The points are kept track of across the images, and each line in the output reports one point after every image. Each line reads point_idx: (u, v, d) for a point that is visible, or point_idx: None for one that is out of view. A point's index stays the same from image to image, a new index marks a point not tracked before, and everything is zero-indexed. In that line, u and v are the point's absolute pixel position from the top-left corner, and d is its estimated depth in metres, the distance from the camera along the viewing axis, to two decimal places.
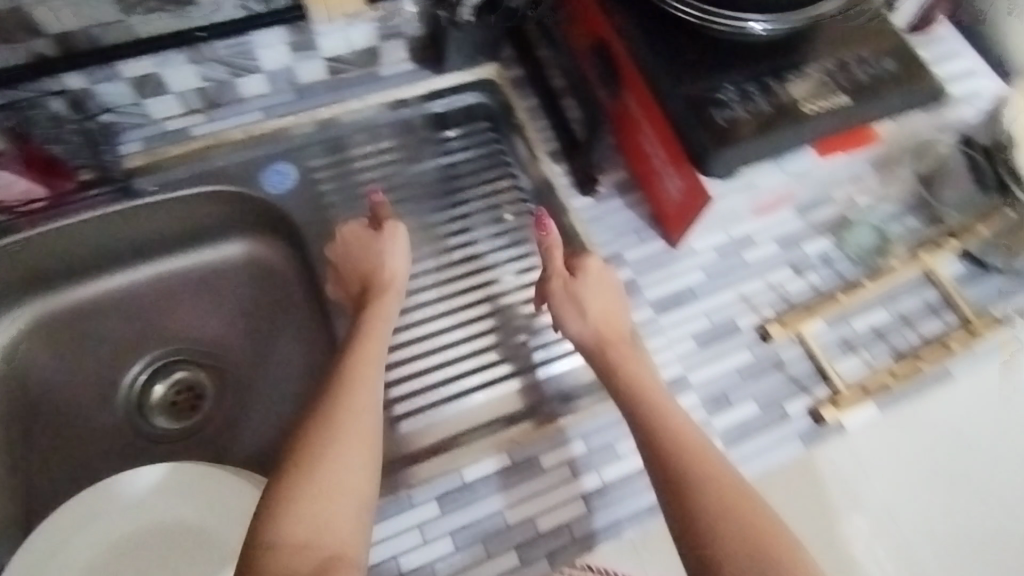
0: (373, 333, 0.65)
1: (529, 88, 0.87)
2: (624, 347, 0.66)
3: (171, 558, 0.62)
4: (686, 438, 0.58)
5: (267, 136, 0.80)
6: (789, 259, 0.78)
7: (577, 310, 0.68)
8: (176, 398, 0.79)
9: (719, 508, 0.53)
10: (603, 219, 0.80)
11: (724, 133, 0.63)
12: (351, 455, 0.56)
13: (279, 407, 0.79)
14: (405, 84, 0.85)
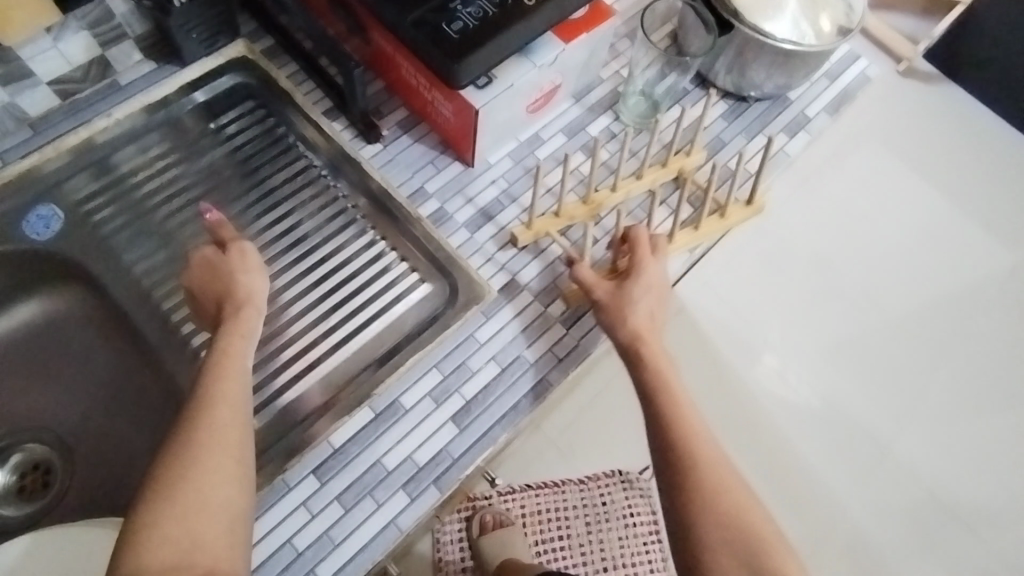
0: (235, 347, 0.62)
1: (285, 55, 0.85)
2: (656, 329, 0.71)
3: None
4: (674, 408, 0.66)
5: (17, 180, 0.74)
6: (577, 145, 0.84)
7: (621, 309, 0.70)
8: (23, 480, 0.75)
9: (706, 474, 0.63)
10: (396, 160, 0.80)
11: (460, 45, 0.65)
12: (225, 475, 0.54)
13: (135, 450, 0.75)
14: (152, 85, 0.80)
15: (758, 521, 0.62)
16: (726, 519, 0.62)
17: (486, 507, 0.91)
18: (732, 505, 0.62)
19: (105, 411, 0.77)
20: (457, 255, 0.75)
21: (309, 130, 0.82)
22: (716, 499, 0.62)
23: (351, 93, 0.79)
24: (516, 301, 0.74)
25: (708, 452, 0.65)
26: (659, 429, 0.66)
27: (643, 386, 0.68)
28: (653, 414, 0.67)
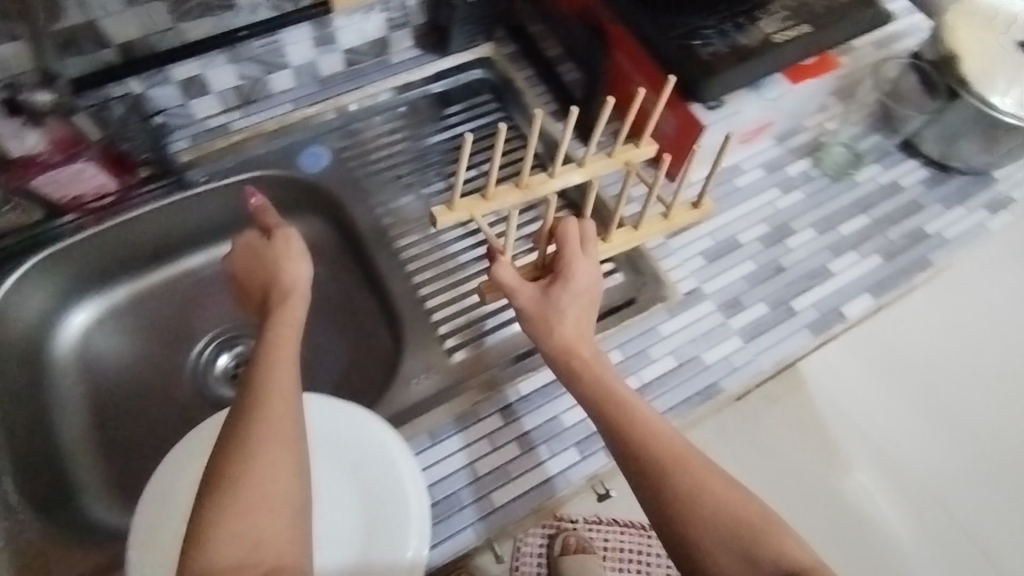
0: (284, 340, 0.65)
1: (524, 60, 0.96)
2: (588, 337, 0.66)
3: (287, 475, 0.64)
4: (626, 422, 0.61)
5: (299, 123, 0.88)
6: (776, 180, 0.88)
7: (551, 320, 0.66)
8: (236, 370, 0.85)
9: (676, 473, 0.59)
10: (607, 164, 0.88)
11: (709, 65, 0.74)
12: (279, 469, 0.55)
13: (331, 367, 0.85)
14: (414, 67, 0.94)
15: (740, 506, 0.58)
16: (710, 510, 0.57)
17: (570, 530, 0.89)
18: (713, 494, 0.58)
19: (311, 331, 0.87)
20: (650, 255, 0.82)
21: (535, 126, 0.92)
22: (693, 494, 0.58)
23: (586, 101, 0.89)
24: (700, 306, 0.79)
25: (671, 446, 0.60)
26: (618, 443, 0.61)
27: (598, 409, 0.62)
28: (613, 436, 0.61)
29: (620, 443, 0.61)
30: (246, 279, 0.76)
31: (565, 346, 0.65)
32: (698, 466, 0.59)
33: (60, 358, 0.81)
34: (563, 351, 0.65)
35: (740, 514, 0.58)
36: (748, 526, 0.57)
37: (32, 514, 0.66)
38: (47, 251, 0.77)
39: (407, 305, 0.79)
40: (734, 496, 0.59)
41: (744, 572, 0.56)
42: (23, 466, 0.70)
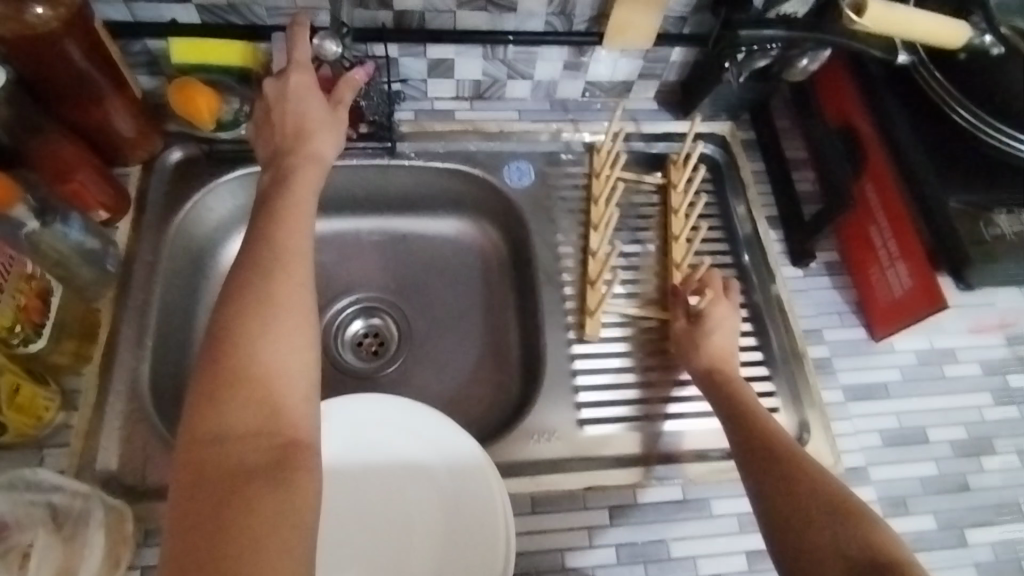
0: (293, 205, 0.54)
1: (758, 153, 0.87)
2: (733, 361, 0.68)
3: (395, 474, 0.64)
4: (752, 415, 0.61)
5: (518, 134, 0.84)
6: (991, 385, 0.76)
7: (694, 343, 0.70)
8: (362, 339, 0.83)
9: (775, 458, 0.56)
10: (810, 294, 0.80)
11: (988, 247, 0.67)
12: (293, 343, 0.47)
13: (449, 379, 0.80)
14: (646, 120, 0.87)
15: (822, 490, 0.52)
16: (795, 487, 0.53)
17: None
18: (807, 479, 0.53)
19: (443, 332, 0.83)
20: (825, 411, 0.73)
21: (743, 220, 0.83)
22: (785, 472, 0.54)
23: (812, 223, 0.78)
24: (859, 489, 0.70)
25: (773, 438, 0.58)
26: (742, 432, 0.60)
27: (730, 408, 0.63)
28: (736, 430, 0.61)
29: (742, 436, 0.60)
30: (276, 113, 0.61)
31: (712, 364, 0.68)
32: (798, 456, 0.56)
33: (223, 264, 0.82)
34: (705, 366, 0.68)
35: (832, 493, 0.51)
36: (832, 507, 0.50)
37: (152, 408, 0.68)
38: (250, 168, 0.79)
39: (555, 356, 0.74)
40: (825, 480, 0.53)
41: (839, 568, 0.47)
42: (159, 357, 0.71)
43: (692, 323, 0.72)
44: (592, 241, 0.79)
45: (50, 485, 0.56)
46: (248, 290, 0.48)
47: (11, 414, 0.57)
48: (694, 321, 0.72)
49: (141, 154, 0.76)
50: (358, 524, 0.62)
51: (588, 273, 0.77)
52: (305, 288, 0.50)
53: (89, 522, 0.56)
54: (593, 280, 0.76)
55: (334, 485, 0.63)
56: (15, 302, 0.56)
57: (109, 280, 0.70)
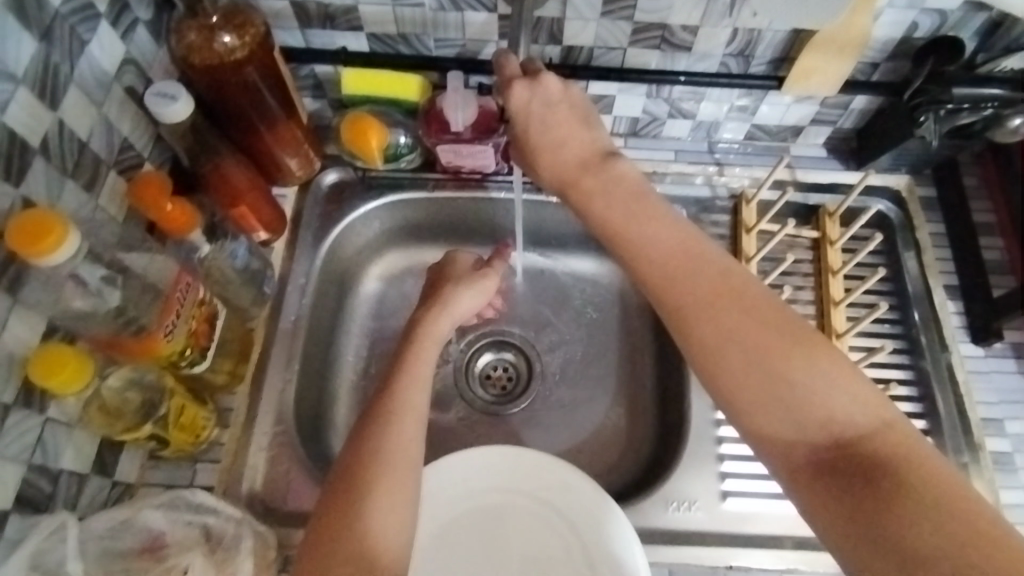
0: (421, 362, 0.61)
1: (940, 212, 0.79)
2: (698, 246, 0.55)
3: (546, 534, 0.62)
4: (748, 317, 0.51)
5: (674, 178, 0.80)
6: None
7: (658, 233, 0.56)
8: (492, 372, 0.82)
9: (777, 365, 0.49)
10: (991, 378, 0.72)
11: None
12: (394, 479, 0.52)
13: (579, 427, 0.78)
14: (812, 167, 0.80)
15: (841, 412, 0.48)
16: (806, 415, 0.48)
17: None
18: (823, 394, 0.48)
19: (579, 372, 0.81)
20: (1002, 511, 0.66)
21: (913, 272, 0.76)
22: (794, 399, 0.48)
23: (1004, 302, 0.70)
24: None
25: (766, 339, 0.50)
26: (747, 346, 0.50)
27: (714, 308, 0.52)
28: (737, 337, 0.50)
29: (750, 345, 0.50)
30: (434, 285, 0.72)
31: (682, 266, 0.54)
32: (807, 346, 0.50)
33: (366, 286, 0.82)
34: (675, 265, 0.54)
35: (865, 404, 0.48)
36: (863, 452, 0.46)
37: (296, 433, 0.69)
38: (403, 194, 0.79)
39: (698, 421, 0.70)
40: (842, 407, 0.48)
41: (863, 505, 0.44)
42: (304, 380, 0.73)
43: (649, 197, 0.58)
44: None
45: (207, 507, 0.58)
46: (372, 432, 0.54)
47: (174, 432, 0.60)
48: (642, 195, 0.58)
49: (300, 175, 0.77)
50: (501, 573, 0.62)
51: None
52: (414, 439, 0.55)
53: (239, 549, 0.57)
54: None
55: (478, 526, 0.63)
56: (187, 328, 0.58)
57: (264, 301, 0.72)
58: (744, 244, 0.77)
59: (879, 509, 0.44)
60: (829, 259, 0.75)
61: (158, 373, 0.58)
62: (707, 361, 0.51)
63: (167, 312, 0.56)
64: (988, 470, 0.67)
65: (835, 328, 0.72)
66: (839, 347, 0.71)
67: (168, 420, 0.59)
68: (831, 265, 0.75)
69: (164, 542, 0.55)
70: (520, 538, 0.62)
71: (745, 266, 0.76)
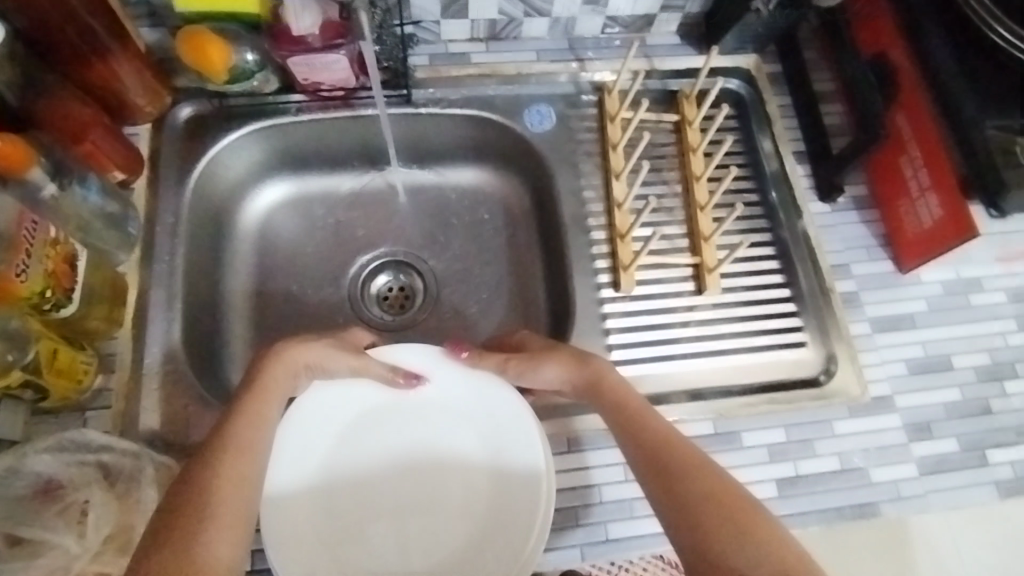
0: (255, 413, 0.56)
1: (786, 86, 0.85)
2: (672, 434, 0.58)
3: (437, 443, 0.65)
4: (714, 487, 0.53)
5: (539, 77, 0.82)
6: (1017, 313, 0.77)
7: (631, 406, 0.61)
8: (388, 293, 0.84)
9: (743, 528, 0.51)
10: (838, 229, 0.79)
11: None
12: (216, 532, 0.49)
13: (478, 330, 0.81)
14: (668, 54, 0.83)
15: (810, 575, 0.49)
16: (774, 565, 0.49)
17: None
18: (773, 568, 0.49)
19: (471, 279, 0.84)
20: (851, 343, 0.74)
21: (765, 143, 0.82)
22: (758, 563, 0.49)
23: (841, 156, 0.77)
24: (884, 417, 0.72)
25: (723, 511, 0.52)
26: (706, 508, 0.52)
27: (683, 470, 0.55)
28: (700, 499, 0.53)
29: (709, 503, 0.53)
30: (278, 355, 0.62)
31: (656, 454, 0.57)
32: (781, 533, 0.51)
33: (246, 222, 0.82)
34: (647, 451, 0.57)
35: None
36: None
37: (187, 370, 0.68)
38: (269, 121, 0.77)
39: (583, 303, 0.75)
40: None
41: None
42: (190, 320, 0.72)
43: (629, 386, 0.63)
44: (615, 191, 0.77)
45: (101, 445, 0.58)
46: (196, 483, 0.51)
47: (53, 377, 0.59)
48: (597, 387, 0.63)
49: (150, 112, 0.73)
50: (393, 477, 0.64)
51: (616, 226, 0.76)
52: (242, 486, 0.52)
53: (140, 479, 0.58)
54: (624, 234, 0.75)
55: (373, 434, 0.65)
56: (43, 268, 0.56)
57: (132, 243, 0.70)
58: (610, 133, 0.80)
59: None
60: (689, 138, 0.80)
61: (22, 319, 0.55)
62: (684, 517, 0.53)
63: (16, 251, 0.54)
64: (838, 310, 0.75)
65: (699, 202, 0.77)
66: (703, 218, 0.77)
67: (42, 364, 0.57)
68: (692, 144, 0.80)
69: (58, 483, 0.56)
70: (412, 446, 0.65)
71: (615, 153, 0.79)
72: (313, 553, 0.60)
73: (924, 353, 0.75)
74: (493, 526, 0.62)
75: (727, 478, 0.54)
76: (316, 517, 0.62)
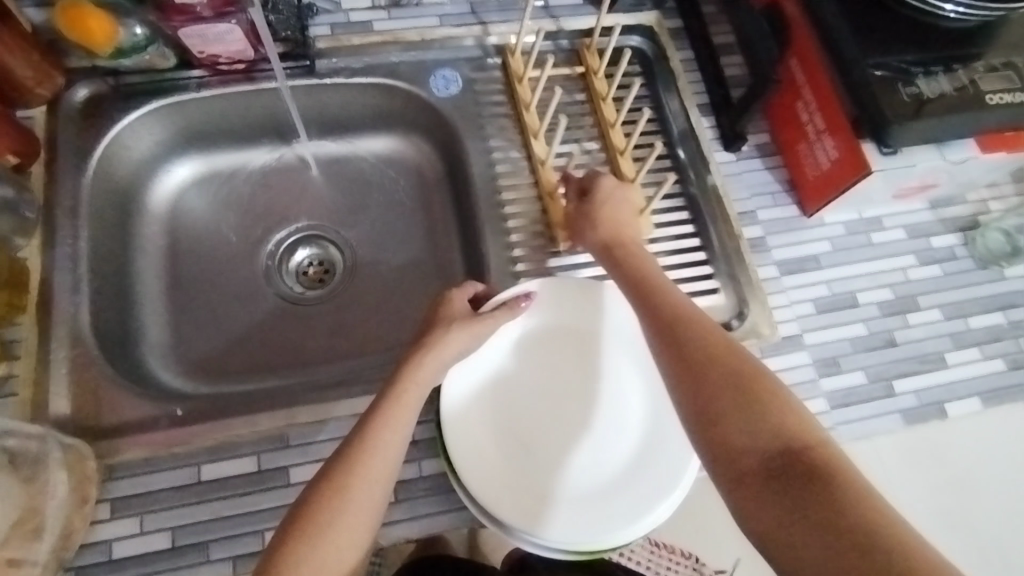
0: (403, 411, 0.58)
1: (686, 41, 0.87)
2: (678, 295, 0.61)
3: (582, 366, 0.70)
4: (716, 344, 0.56)
5: (443, 43, 0.82)
6: (916, 248, 0.80)
7: (642, 273, 0.64)
8: (307, 267, 0.84)
9: (744, 383, 0.53)
10: (743, 177, 0.82)
11: (909, 109, 0.66)
12: (352, 530, 0.52)
13: (399, 296, 0.82)
14: (569, 14, 0.84)
15: (801, 426, 0.50)
16: (761, 415, 0.51)
17: None
18: (769, 417, 0.51)
19: (389, 247, 0.84)
20: (760, 286, 0.76)
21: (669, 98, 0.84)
22: (756, 413, 0.51)
23: (741, 106, 0.79)
24: (794, 355, 0.74)
25: (725, 366, 0.54)
26: (710, 362, 0.55)
27: (685, 328, 0.57)
28: (702, 356, 0.55)
29: (710, 359, 0.55)
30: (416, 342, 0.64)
31: (664, 315, 0.59)
32: (779, 389, 0.53)
33: (157, 203, 0.81)
34: (653, 314, 0.60)
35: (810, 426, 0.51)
36: (805, 455, 0.48)
37: (96, 352, 0.68)
38: (167, 98, 0.76)
39: (497, 263, 0.76)
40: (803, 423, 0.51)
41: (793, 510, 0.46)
42: (98, 303, 0.71)
43: (645, 257, 0.66)
44: (537, 150, 0.78)
45: (1, 431, 0.57)
46: (346, 476, 0.54)
47: None
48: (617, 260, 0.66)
49: (43, 93, 0.71)
50: (550, 400, 0.69)
51: (544, 184, 0.77)
52: (385, 490, 0.55)
53: (47, 463, 0.57)
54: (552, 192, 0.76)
55: (522, 365, 0.69)
56: None
57: (30, 227, 0.68)
58: (520, 94, 0.81)
59: (807, 511, 0.45)
60: (599, 89, 0.81)
61: None
62: (687, 368, 0.55)
63: None
64: (745, 256, 0.77)
65: (620, 150, 0.79)
66: (626, 163, 0.79)
67: None
68: (602, 93, 0.81)
69: None
70: (567, 371, 0.70)
71: (529, 112, 0.79)
72: (505, 469, 0.64)
73: (829, 291, 0.77)
74: (641, 448, 0.66)
75: (729, 341, 0.57)
76: (488, 438, 0.65)
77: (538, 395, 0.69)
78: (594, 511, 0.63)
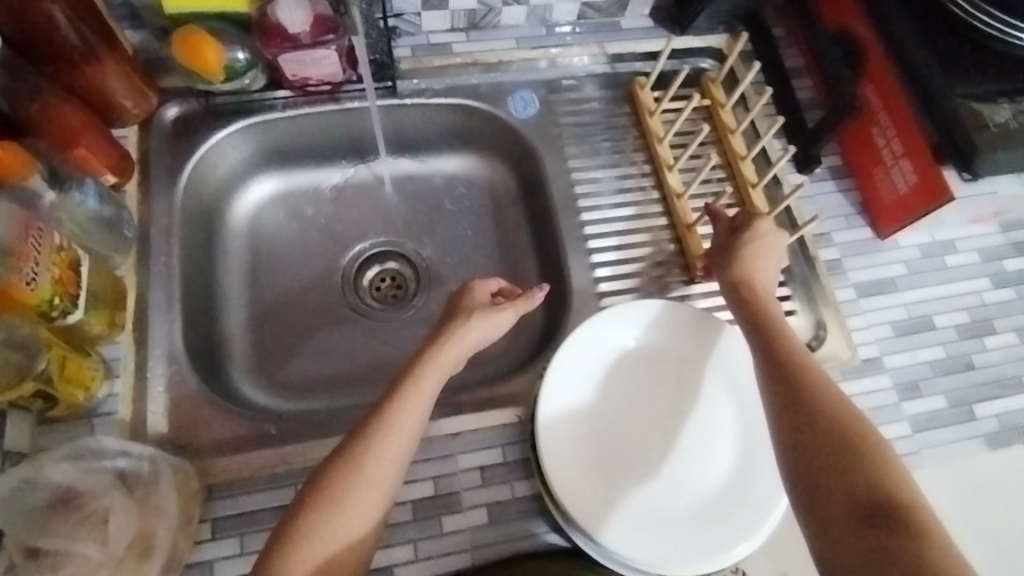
0: (425, 385, 0.59)
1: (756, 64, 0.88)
2: (802, 349, 0.63)
3: (669, 389, 0.70)
4: (831, 401, 0.57)
5: (520, 65, 0.83)
6: (990, 271, 0.81)
7: (771, 320, 0.66)
8: (380, 284, 0.84)
9: (848, 439, 0.54)
10: (817, 199, 0.82)
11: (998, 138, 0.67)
12: (368, 497, 0.54)
13: None
14: (643, 37, 0.85)
15: (898, 485, 0.51)
16: (861, 470, 0.52)
17: None
18: (867, 473, 0.52)
19: (463, 265, 0.85)
20: (839, 309, 0.77)
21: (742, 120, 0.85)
22: (856, 467, 0.53)
23: (816, 130, 0.80)
24: (876, 378, 0.75)
25: (833, 422, 0.56)
26: (822, 415, 0.56)
27: (805, 381, 0.59)
28: (816, 408, 0.57)
29: (822, 413, 0.56)
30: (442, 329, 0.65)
31: (788, 364, 0.61)
32: (883, 447, 0.54)
33: (237, 220, 0.82)
34: (775, 361, 0.62)
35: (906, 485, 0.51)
36: (900, 514, 0.49)
37: (191, 370, 0.68)
38: (253, 117, 0.77)
39: (579, 284, 0.76)
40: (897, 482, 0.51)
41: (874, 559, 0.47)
42: (189, 321, 0.72)
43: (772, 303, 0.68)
44: (671, 183, 0.79)
45: (112, 451, 0.59)
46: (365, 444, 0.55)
47: (62, 387, 0.59)
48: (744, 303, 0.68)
49: (137, 113, 0.72)
50: (638, 422, 0.69)
51: (680, 217, 0.78)
52: (403, 460, 0.56)
53: (158, 482, 0.58)
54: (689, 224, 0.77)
55: (613, 384, 0.70)
56: (51, 275, 0.56)
57: (128, 246, 0.69)
58: (651, 127, 0.82)
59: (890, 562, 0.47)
60: (725, 122, 0.82)
61: (33, 326, 0.56)
62: (794, 415, 0.57)
63: (23, 259, 0.54)
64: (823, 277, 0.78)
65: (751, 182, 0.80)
66: (757, 195, 0.79)
67: (53, 373, 0.57)
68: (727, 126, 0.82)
69: (78, 492, 0.56)
70: (654, 394, 0.70)
71: (660, 144, 0.81)
72: (596, 490, 0.64)
73: (906, 314, 0.78)
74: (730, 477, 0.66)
75: (841, 398, 0.58)
76: (580, 457, 0.65)
77: (627, 414, 0.69)
78: (684, 537, 0.63)
